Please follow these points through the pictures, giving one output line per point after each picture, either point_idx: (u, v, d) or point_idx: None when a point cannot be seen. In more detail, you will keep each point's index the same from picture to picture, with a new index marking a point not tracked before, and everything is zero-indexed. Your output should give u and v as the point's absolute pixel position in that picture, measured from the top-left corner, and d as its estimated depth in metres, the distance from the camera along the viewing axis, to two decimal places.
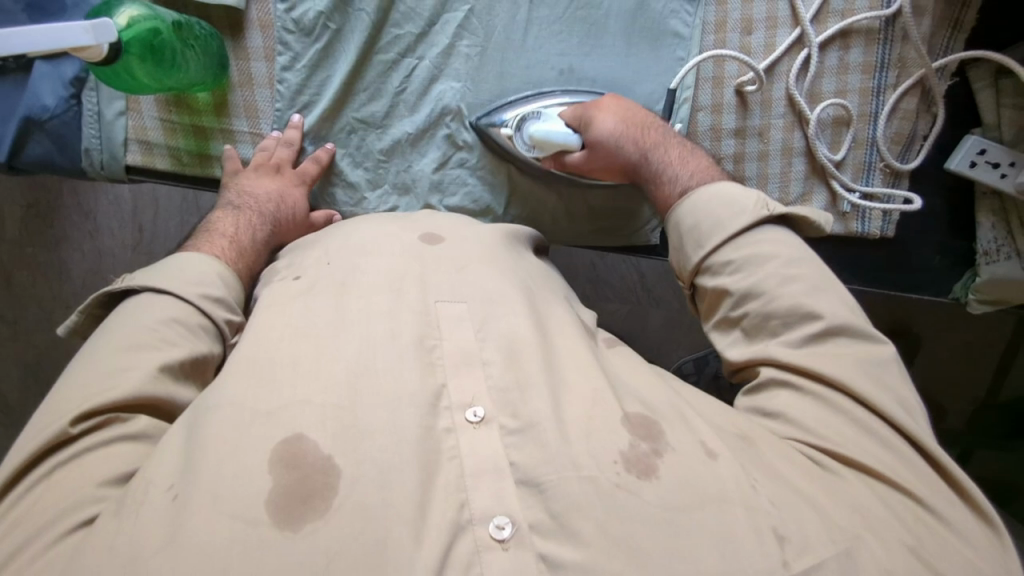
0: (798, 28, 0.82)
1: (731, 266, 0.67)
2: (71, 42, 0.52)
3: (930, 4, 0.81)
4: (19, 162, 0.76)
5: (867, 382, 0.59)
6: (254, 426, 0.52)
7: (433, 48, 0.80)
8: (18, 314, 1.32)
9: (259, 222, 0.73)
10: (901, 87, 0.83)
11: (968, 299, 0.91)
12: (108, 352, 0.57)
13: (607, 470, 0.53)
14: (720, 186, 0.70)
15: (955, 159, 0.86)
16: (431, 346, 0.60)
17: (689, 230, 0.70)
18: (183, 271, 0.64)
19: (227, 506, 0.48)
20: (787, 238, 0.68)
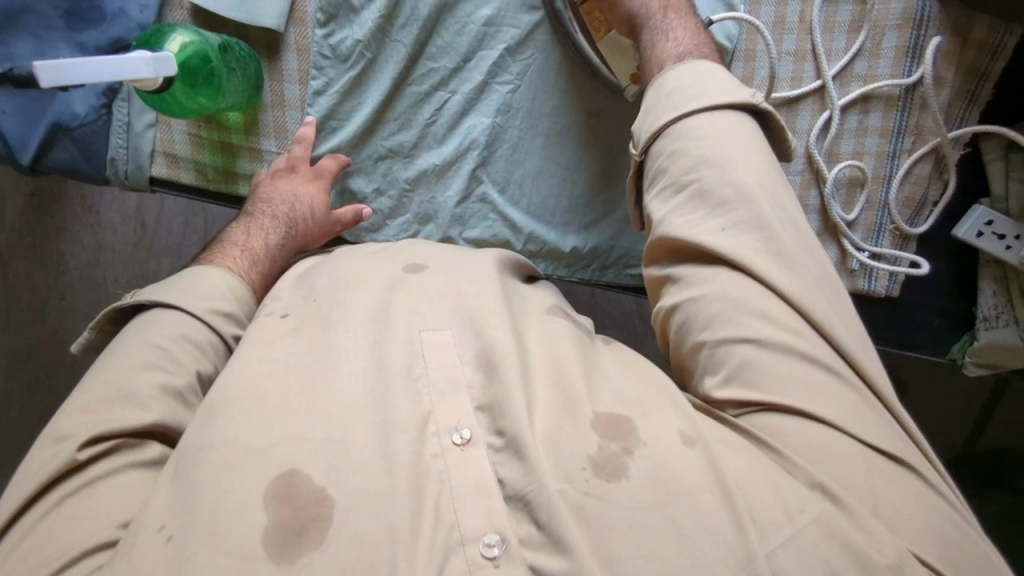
0: (820, 79, 0.85)
1: (697, 133, 0.64)
2: (129, 73, 0.56)
3: (950, 75, 0.84)
4: (44, 166, 0.76)
5: (815, 303, 0.58)
6: (245, 464, 0.50)
7: (466, 84, 0.81)
8: (9, 302, 1.30)
9: (273, 226, 0.73)
10: (915, 154, 0.85)
11: (965, 361, 0.92)
12: (116, 372, 0.58)
13: (571, 467, 0.51)
14: (718, 67, 0.68)
15: (963, 227, 0.87)
16: (416, 375, 0.56)
17: (670, 94, 0.67)
18: (195, 290, 0.64)
19: (224, 543, 0.46)
20: (757, 135, 0.65)
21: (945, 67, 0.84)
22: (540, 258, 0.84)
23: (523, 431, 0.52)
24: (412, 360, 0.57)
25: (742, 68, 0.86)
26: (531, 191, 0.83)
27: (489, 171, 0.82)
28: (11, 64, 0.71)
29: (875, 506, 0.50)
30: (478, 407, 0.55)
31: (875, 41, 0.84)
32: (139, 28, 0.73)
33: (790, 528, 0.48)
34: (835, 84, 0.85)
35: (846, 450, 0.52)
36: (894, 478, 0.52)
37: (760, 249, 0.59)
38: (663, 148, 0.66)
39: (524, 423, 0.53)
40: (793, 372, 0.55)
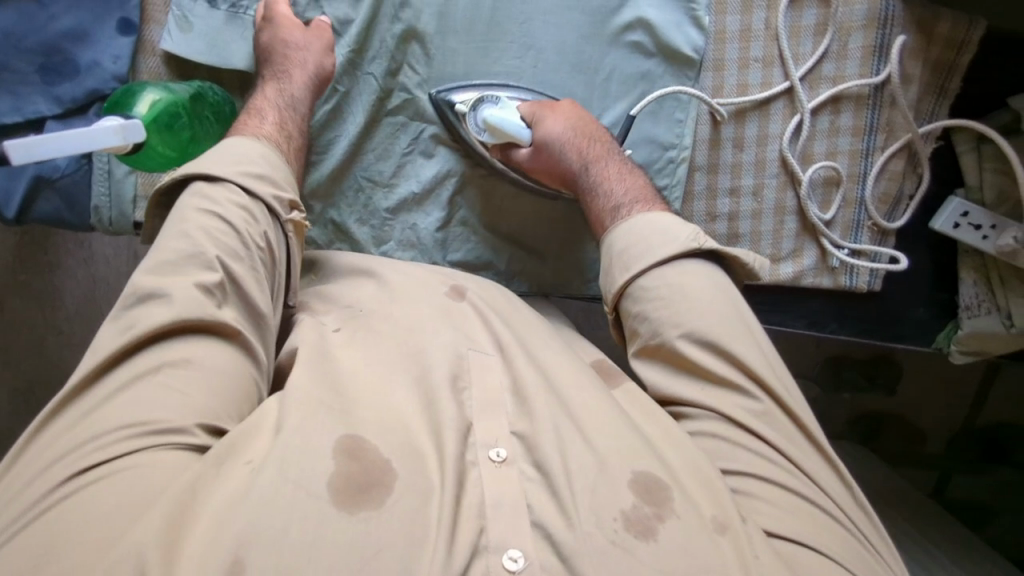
0: (788, 80, 0.85)
1: (650, 293, 0.69)
2: (101, 144, 0.59)
3: (917, 72, 0.85)
4: (29, 218, 0.78)
5: (784, 439, 0.65)
6: (322, 415, 0.58)
7: (441, 112, 0.83)
8: (9, 340, 1.31)
9: (270, 83, 0.75)
10: (888, 150, 0.86)
11: (951, 349, 0.93)
12: (186, 246, 0.63)
13: (606, 525, 0.54)
14: (655, 215, 0.73)
15: (940, 219, 0.88)
16: (461, 388, 0.63)
17: (618, 254, 0.72)
18: (237, 156, 0.69)
19: (292, 474, 0.52)
20: (710, 274, 0.70)
21: (912, 64, 0.84)
22: (523, 276, 0.87)
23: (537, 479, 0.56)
24: (458, 373, 0.64)
25: (711, 78, 0.87)
26: (510, 214, 0.85)
27: (468, 196, 0.85)
28: None
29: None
30: (514, 432, 0.60)
31: (841, 43, 0.85)
32: (114, 79, 0.74)
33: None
34: (803, 85, 0.85)
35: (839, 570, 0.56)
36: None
37: (725, 395, 0.66)
38: (628, 305, 0.71)
39: (554, 459, 0.58)
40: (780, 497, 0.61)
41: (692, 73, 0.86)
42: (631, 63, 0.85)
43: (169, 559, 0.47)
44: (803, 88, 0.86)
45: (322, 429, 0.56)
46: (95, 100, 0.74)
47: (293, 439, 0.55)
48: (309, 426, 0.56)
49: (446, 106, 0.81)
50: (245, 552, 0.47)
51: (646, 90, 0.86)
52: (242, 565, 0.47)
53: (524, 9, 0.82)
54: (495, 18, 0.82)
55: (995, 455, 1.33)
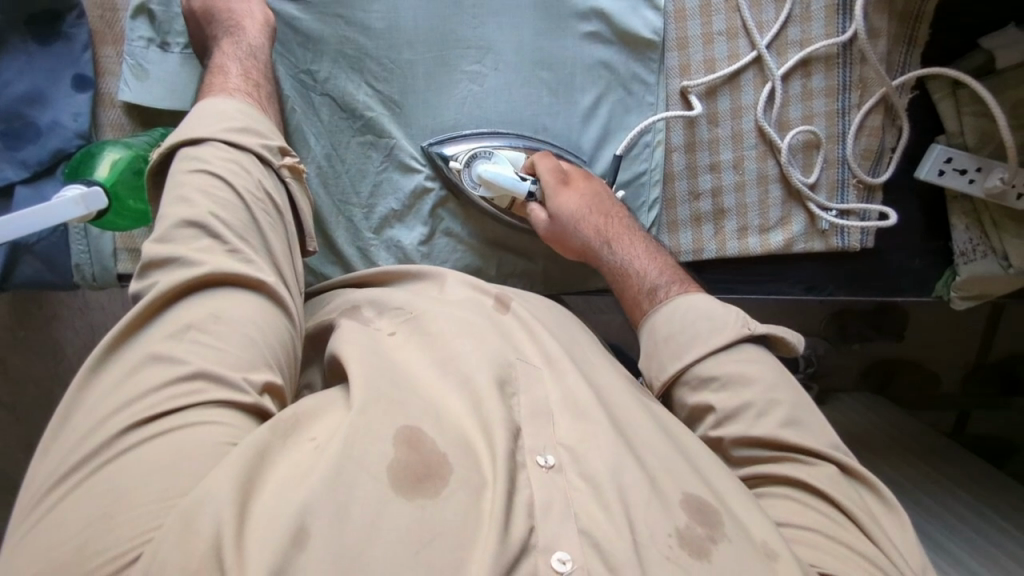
0: (755, 50, 0.84)
1: (713, 383, 0.69)
2: (61, 216, 0.63)
3: (884, 25, 0.83)
4: (11, 284, 0.77)
5: (843, 493, 0.63)
6: (380, 408, 0.57)
7: (409, 128, 0.82)
8: (17, 400, 1.31)
9: (221, 45, 0.73)
10: (864, 106, 0.85)
11: (951, 296, 0.93)
12: (199, 210, 0.62)
13: (660, 541, 0.55)
14: (697, 299, 0.73)
15: (924, 168, 0.87)
16: (510, 393, 0.63)
17: (664, 341, 0.72)
18: (211, 116, 0.67)
19: (355, 459, 0.53)
20: (765, 360, 0.70)
21: (877, 17, 0.83)
22: (515, 276, 0.88)
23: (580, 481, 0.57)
24: (507, 376, 0.64)
25: (675, 57, 0.86)
26: (491, 220, 0.85)
27: (450, 207, 0.84)
28: None
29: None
30: (563, 444, 0.60)
31: (803, 6, 0.84)
32: (76, 137, 0.74)
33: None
34: (769, 54, 0.84)
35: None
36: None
37: (779, 463, 0.66)
38: (686, 396, 0.71)
39: (591, 463, 0.58)
40: (843, 556, 0.59)
41: (655, 55, 0.86)
42: (594, 54, 0.84)
43: (240, 519, 0.48)
44: (770, 57, 0.85)
45: (370, 414, 0.57)
46: (61, 160, 0.74)
47: (353, 432, 0.54)
48: (368, 421, 0.56)
49: (438, 162, 0.82)
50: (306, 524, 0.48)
51: (612, 78, 0.85)
52: (305, 534, 0.48)
53: (477, 12, 0.82)
54: (451, 27, 0.81)
55: (1009, 386, 1.34)
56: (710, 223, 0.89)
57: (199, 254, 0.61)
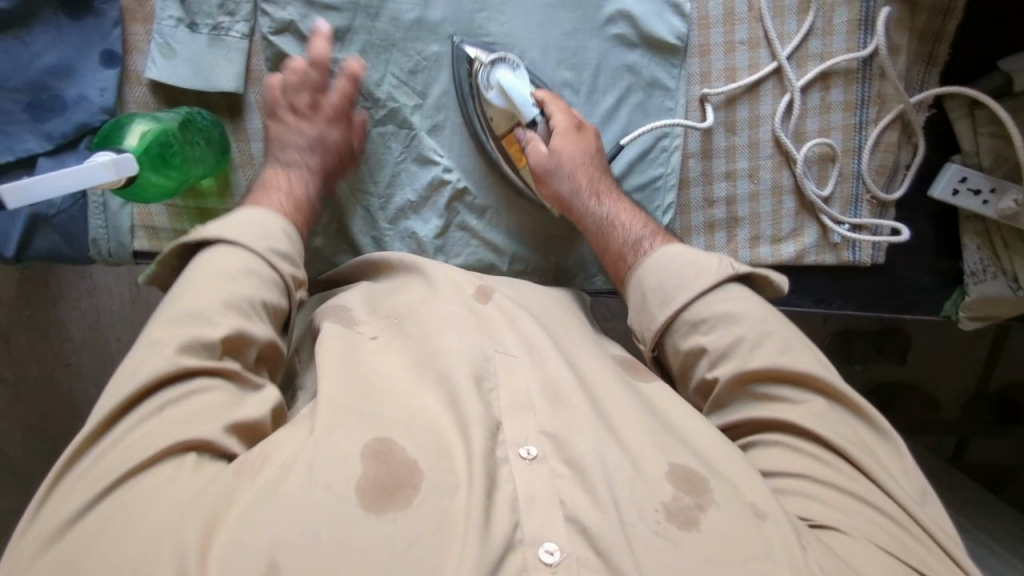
0: (776, 62, 0.85)
1: (704, 325, 0.70)
2: (92, 180, 0.62)
3: (904, 42, 0.84)
4: (27, 256, 0.77)
5: (828, 427, 0.65)
6: (346, 425, 0.59)
7: (428, 120, 0.83)
8: (18, 377, 1.32)
9: (304, 170, 0.78)
10: (881, 122, 0.86)
11: (958, 316, 0.93)
12: (192, 298, 0.63)
13: (647, 515, 0.56)
14: (685, 249, 0.75)
15: (938, 186, 0.88)
16: (489, 389, 0.64)
17: (653, 290, 0.74)
18: (247, 223, 0.70)
19: (322, 477, 0.54)
20: (750, 297, 0.71)
21: (899, 34, 0.84)
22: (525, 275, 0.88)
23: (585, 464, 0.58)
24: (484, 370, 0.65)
25: (697, 64, 0.87)
26: (507, 214, 0.86)
27: (466, 200, 0.84)
28: None
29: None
30: (542, 431, 0.61)
31: (826, 19, 0.85)
32: (101, 112, 0.75)
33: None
34: (790, 65, 0.85)
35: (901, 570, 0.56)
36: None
37: (762, 404, 0.68)
38: (676, 343, 0.73)
39: (584, 454, 0.59)
40: (836, 501, 0.61)
41: (677, 60, 0.86)
42: (616, 56, 0.85)
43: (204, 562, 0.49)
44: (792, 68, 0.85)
45: (335, 434, 0.58)
46: (85, 134, 0.75)
47: (315, 454, 0.56)
48: (332, 440, 0.57)
49: (461, 57, 0.81)
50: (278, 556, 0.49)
51: (634, 81, 0.86)
52: (275, 568, 0.49)
53: (503, 8, 0.82)
54: (476, 22, 0.82)
55: (1008, 415, 1.34)
56: (723, 231, 0.90)
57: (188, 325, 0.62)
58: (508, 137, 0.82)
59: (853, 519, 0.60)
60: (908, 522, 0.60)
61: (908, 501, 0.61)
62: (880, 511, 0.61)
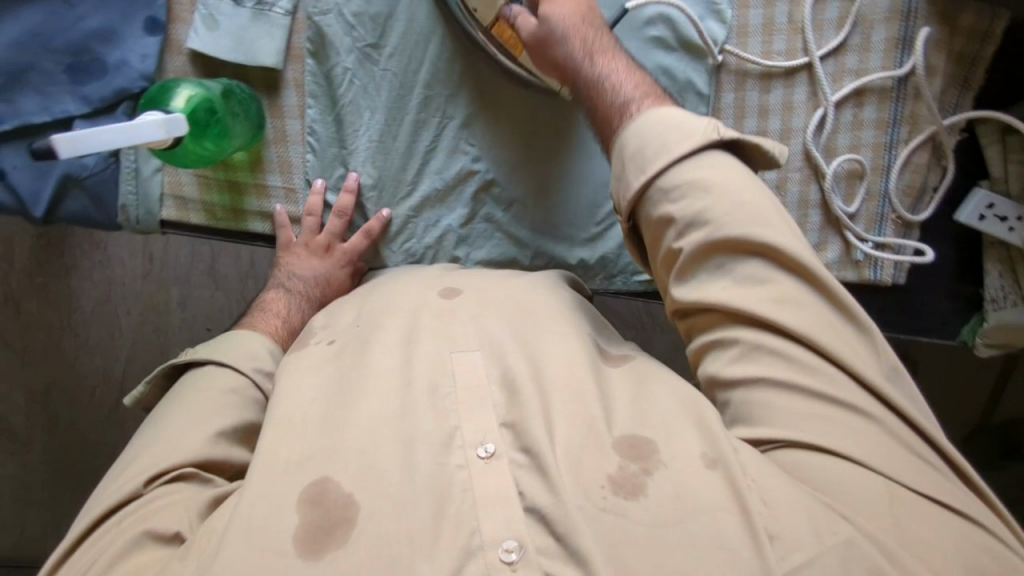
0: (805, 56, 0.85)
1: (676, 191, 0.63)
2: (142, 138, 0.63)
3: (941, 64, 0.84)
4: (56, 217, 0.78)
5: (797, 317, 0.60)
6: (284, 473, 0.58)
7: (459, 111, 0.83)
8: (26, 342, 1.32)
9: (307, 302, 0.80)
10: (913, 143, 0.85)
11: (975, 342, 0.93)
12: (168, 426, 0.65)
13: (593, 491, 0.55)
14: (671, 110, 0.66)
15: (964, 212, 0.88)
16: (443, 393, 0.62)
17: (632, 155, 0.66)
18: (236, 344, 0.72)
19: (259, 538, 0.54)
20: (734, 165, 0.64)
21: (936, 56, 0.84)
22: None
23: (545, 447, 0.57)
24: (437, 375, 0.63)
25: (733, 71, 0.87)
26: (534, 208, 0.85)
27: (493, 192, 0.84)
28: (20, 122, 0.74)
29: (896, 530, 0.53)
30: (502, 423, 0.60)
31: (864, 36, 0.85)
32: (142, 78, 0.76)
33: (813, 550, 0.51)
34: (822, 67, 0.85)
35: (879, 482, 0.55)
36: (930, 508, 0.54)
37: (729, 283, 0.62)
38: (649, 214, 0.65)
39: (545, 439, 0.58)
40: (813, 411, 0.58)
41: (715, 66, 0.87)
42: (652, 57, 0.86)
43: None
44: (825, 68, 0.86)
45: (257, 479, 0.57)
46: (125, 99, 0.76)
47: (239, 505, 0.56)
48: (255, 489, 0.56)
49: None
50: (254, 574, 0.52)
51: (668, 84, 0.87)
52: None
53: None
54: None
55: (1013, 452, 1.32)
56: None
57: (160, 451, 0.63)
58: (496, 26, 0.77)
59: (827, 436, 0.57)
60: (885, 416, 0.58)
61: (884, 387, 0.59)
62: (853, 411, 0.58)
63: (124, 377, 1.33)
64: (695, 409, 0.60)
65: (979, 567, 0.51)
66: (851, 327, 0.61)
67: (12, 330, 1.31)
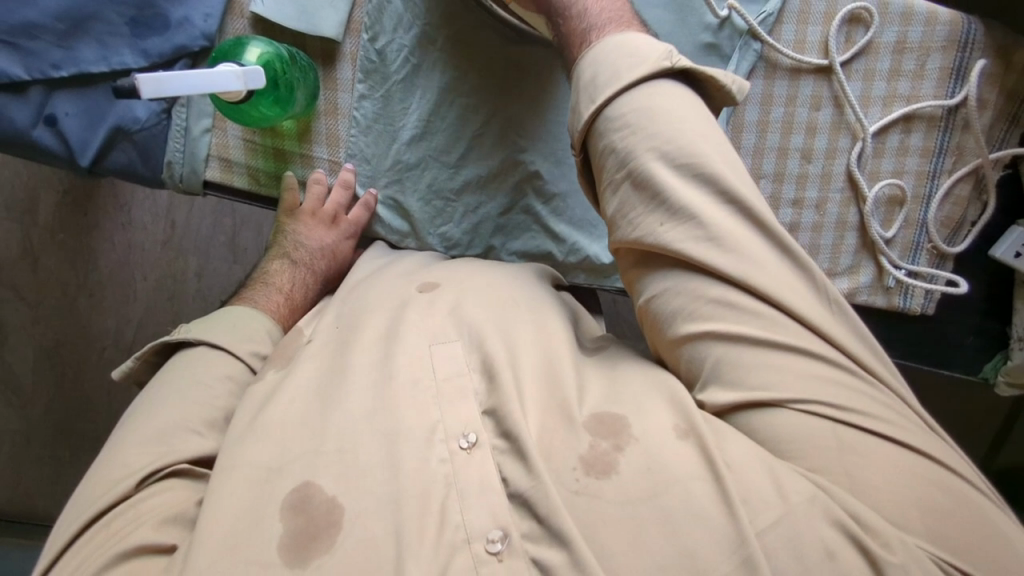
0: (827, 58, 0.85)
1: (621, 121, 0.61)
2: (221, 86, 0.66)
3: (992, 97, 0.84)
4: (103, 167, 0.82)
5: (740, 266, 0.57)
6: (267, 483, 0.55)
7: (512, 100, 0.82)
8: (40, 298, 1.32)
9: (311, 276, 0.80)
10: (956, 174, 0.86)
11: (997, 380, 0.93)
12: (153, 418, 0.62)
13: (564, 479, 0.54)
14: (629, 36, 0.64)
15: (1001, 247, 0.88)
16: (418, 385, 0.59)
17: (586, 85, 0.64)
18: (229, 327, 0.70)
19: (243, 553, 0.51)
20: (683, 95, 0.62)
21: (988, 89, 0.84)
22: (580, 270, 0.86)
23: (525, 433, 0.55)
24: (418, 372, 0.60)
25: (786, 86, 0.87)
26: (575, 204, 0.85)
27: (536, 184, 0.84)
28: (77, 70, 0.78)
29: (849, 482, 0.52)
30: (484, 411, 0.58)
31: (919, 62, 0.85)
32: (202, 37, 0.79)
33: (782, 509, 0.50)
34: (843, 74, 0.85)
35: (825, 431, 0.54)
36: (885, 453, 0.53)
37: (664, 219, 0.59)
38: (597, 145, 0.63)
39: (526, 426, 0.55)
40: (754, 358, 0.56)
41: (768, 79, 0.87)
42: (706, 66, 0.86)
43: None
44: (850, 83, 0.86)
45: (231, 480, 0.55)
46: (182, 56, 0.79)
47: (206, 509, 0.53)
48: (225, 493, 0.54)
49: None
50: (238, 544, 0.51)
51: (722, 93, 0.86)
52: None
53: None
54: None
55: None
56: None
57: (142, 446, 0.60)
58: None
59: (776, 388, 0.55)
60: (823, 350, 0.57)
61: (822, 324, 0.57)
62: (797, 352, 0.56)
63: (135, 341, 1.32)
64: (661, 389, 0.59)
65: (931, 506, 0.51)
66: (790, 265, 0.59)
67: (28, 285, 1.31)
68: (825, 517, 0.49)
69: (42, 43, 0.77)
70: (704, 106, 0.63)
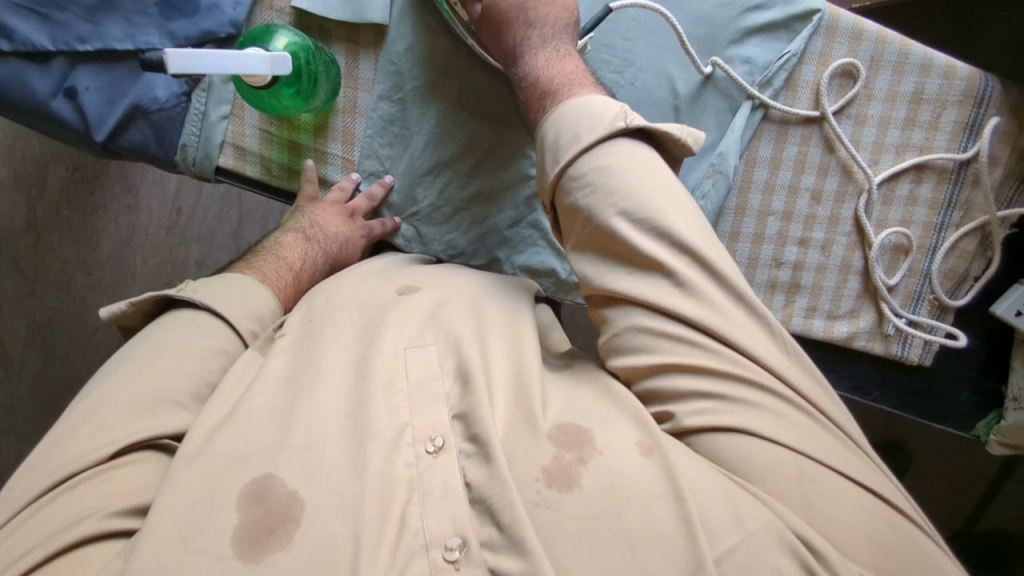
0: (817, 108, 0.86)
1: (581, 182, 0.63)
2: (250, 70, 0.67)
3: (1005, 156, 0.85)
4: (117, 144, 0.82)
5: (694, 309, 0.59)
6: (228, 470, 0.54)
7: None
8: (39, 272, 1.32)
9: (320, 259, 0.79)
10: (963, 228, 0.86)
11: (989, 439, 0.90)
12: (132, 379, 0.60)
13: (528, 485, 0.53)
14: (586, 99, 0.65)
15: (1002, 304, 0.87)
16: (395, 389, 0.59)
17: (550, 144, 0.65)
18: (235, 296, 0.69)
19: (196, 542, 0.50)
20: (638, 153, 0.63)
21: (1001, 147, 0.85)
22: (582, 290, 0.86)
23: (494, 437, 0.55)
24: (392, 370, 0.60)
25: (801, 127, 0.88)
26: None
27: None
28: (102, 45, 0.78)
29: (807, 508, 0.53)
30: (454, 416, 0.58)
31: (935, 114, 0.85)
32: (229, 24, 0.80)
33: (739, 534, 0.50)
34: (835, 121, 0.86)
35: (787, 460, 0.55)
36: (842, 489, 0.54)
37: (630, 271, 0.61)
38: (562, 199, 0.65)
39: (494, 429, 0.55)
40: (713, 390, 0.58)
41: (786, 116, 0.87)
42: (724, 98, 0.87)
43: None
44: (843, 127, 0.87)
45: (184, 470, 0.54)
46: (207, 41, 0.80)
47: (162, 494, 0.52)
48: (179, 480, 0.53)
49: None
50: (190, 533, 0.50)
51: (739, 127, 0.86)
52: None
53: (630, 26, 0.87)
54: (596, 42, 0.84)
55: None
56: (782, 293, 0.90)
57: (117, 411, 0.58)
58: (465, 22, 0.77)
59: (737, 413, 0.57)
60: (775, 385, 0.58)
61: (771, 361, 0.59)
62: (748, 384, 0.58)
63: None
64: (625, 407, 0.60)
65: (883, 542, 0.52)
66: (742, 312, 0.61)
67: (28, 258, 1.31)
68: (778, 541, 0.50)
69: (70, 15, 0.78)
70: (662, 163, 0.65)
